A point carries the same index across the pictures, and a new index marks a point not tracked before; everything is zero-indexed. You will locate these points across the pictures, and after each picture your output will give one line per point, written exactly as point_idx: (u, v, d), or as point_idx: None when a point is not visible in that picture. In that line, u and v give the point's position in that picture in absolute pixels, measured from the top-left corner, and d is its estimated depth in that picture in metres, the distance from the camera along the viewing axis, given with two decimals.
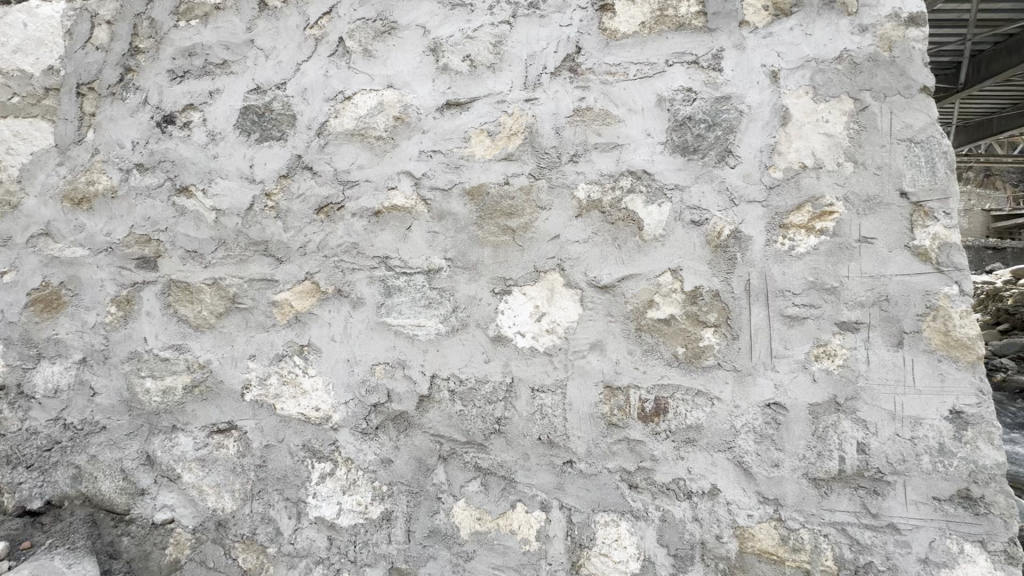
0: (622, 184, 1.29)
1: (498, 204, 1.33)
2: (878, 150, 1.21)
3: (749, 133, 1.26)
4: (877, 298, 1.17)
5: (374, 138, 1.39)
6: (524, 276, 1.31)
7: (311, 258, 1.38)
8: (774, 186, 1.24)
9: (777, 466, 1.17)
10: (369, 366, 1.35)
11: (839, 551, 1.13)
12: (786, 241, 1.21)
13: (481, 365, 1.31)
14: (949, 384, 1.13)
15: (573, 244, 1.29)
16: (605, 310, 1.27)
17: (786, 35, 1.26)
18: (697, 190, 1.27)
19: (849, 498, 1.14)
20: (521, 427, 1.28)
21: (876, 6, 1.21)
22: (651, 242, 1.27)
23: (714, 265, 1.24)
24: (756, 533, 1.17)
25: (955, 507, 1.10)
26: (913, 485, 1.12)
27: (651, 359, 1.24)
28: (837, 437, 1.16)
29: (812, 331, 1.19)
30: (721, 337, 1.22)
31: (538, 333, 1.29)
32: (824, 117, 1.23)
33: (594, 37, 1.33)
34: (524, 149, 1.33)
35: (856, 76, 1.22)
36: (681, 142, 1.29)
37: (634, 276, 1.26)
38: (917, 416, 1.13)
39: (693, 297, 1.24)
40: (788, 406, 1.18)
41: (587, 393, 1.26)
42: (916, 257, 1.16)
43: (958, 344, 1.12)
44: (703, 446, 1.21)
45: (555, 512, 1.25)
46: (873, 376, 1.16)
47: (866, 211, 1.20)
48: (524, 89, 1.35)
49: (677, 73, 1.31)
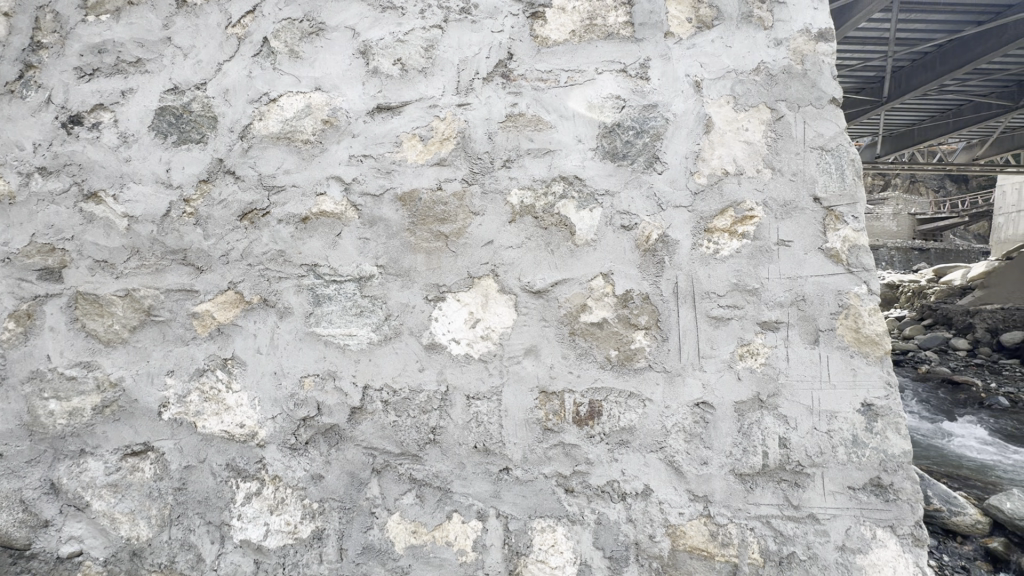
0: (554, 189, 1.30)
1: (431, 210, 1.31)
2: (793, 157, 1.27)
3: (675, 141, 1.30)
4: (794, 298, 1.23)
5: (302, 142, 1.35)
6: (458, 282, 1.29)
7: (234, 267, 1.32)
8: (698, 192, 1.28)
9: (706, 463, 1.20)
10: (298, 378, 1.29)
11: (764, 544, 1.17)
12: (710, 245, 1.25)
13: (415, 373, 1.28)
14: (860, 378, 1.19)
15: (507, 249, 1.29)
16: (539, 315, 1.27)
17: (707, 46, 1.31)
18: (626, 196, 1.29)
19: (772, 491, 1.18)
20: (456, 436, 1.26)
21: (788, 21, 1.29)
22: (583, 246, 1.28)
23: (644, 268, 1.26)
24: (687, 530, 1.19)
25: (869, 495, 1.16)
26: (830, 476, 1.17)
27: (585, 362, 1.25)
28: (760, 432, 1.20)
29: (736, 332, 1.23)
30: (651, 339, 1.25)
31: (473, 339, 1.28)
32: (743, 126, 1.29)
33: (526, 43, 1.34)
34: (457, 154, 1.32)
35: (771, 87, 1.29)
36: (611, 148, 1.31)
37: (568, 280, 1.27)
38: (833, 409, 1.19)
39: (624, 300, 1.26)
40: (715, 404, 1.22)
41: (522, 399, 1.25)
42: (829, 259, 1.23)
43: (867, 340, 1.19)
44: (636, 446, 1.23)
45: (492, 520, 1.23)
46: (793, 373, 1.21)
47: (783, 215, 1.25)
48: (457, 93, 1.34)
49: (607, 80, 1.33)
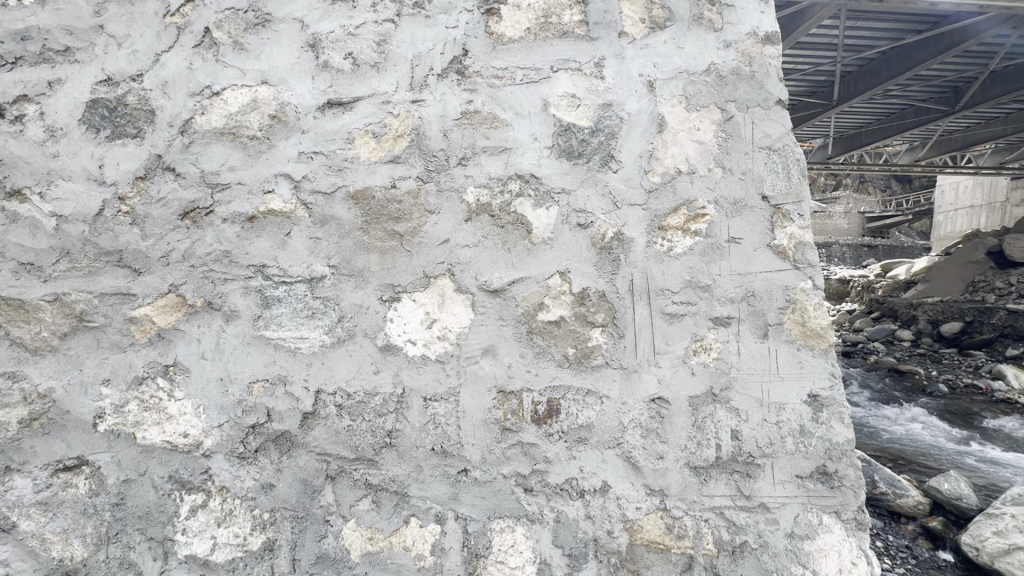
0: (510, 187, 1.29)
1: (385, 208, 1.28)
2: (742, 157, 1.30)
3: (629, 140, 1.31)
4: (745, 294, 1.26)
5: (247, 138, 1.29)
6: (413, 282, 1.27)
7: (175, 268, 1.25)
8: (653, 190, 1.30)
9: (662, 457, 1.22)
10: (246, 384, 1.24)
11: (718, 534, 1.19)
12: (664, 242, 1.27)
13: (370, 376, 1.25)
14: (807, 370, 1.23)
15: (463, 248, 1.27)
16: (496, 314, 1.26)
17: (660, 46, 1.33)
18: (582, 194, 1.30)
19: (725, 482, 1.21)
20: (413, 439, 1.23)
21: (737, 24, 1.32)
22: (539, 245, 1.28)
23: (600, 266, 1.27)
24: (644, 524, 1.21)
25: (815, 483, 1.21)
26: (780, 466, 1.21)
27: (543, 361, 1.25)
28: (713, 425, 1.23)
29: (690, 327, 1.25)
30: (608, 336, 1.26)
31: (429, 340, 1.26)
32: (695, 126, 1.31)
33: (481, 40, 1.32)
34: (412, 152, 1.30)
35: (721, 88, 1.32)
36: (566, 146, 1.31)
37: (525, 279, 1.27)
38: (781, 401, 1.23)
39: (581, 298, 1.26)
40: (670, 399, 1.24)
41: (480, 399, 1.24)
42: (777, 255, 1.27)
43: (812, 333, 1.24)
44: (593, 444, 1.23)
45: (450, 523, 1.21)
46: (744, 367, 1.24)
47: (734, 213, 1.28)
48: (410, 89, 1.32)
49: (562, 78, 1.33)
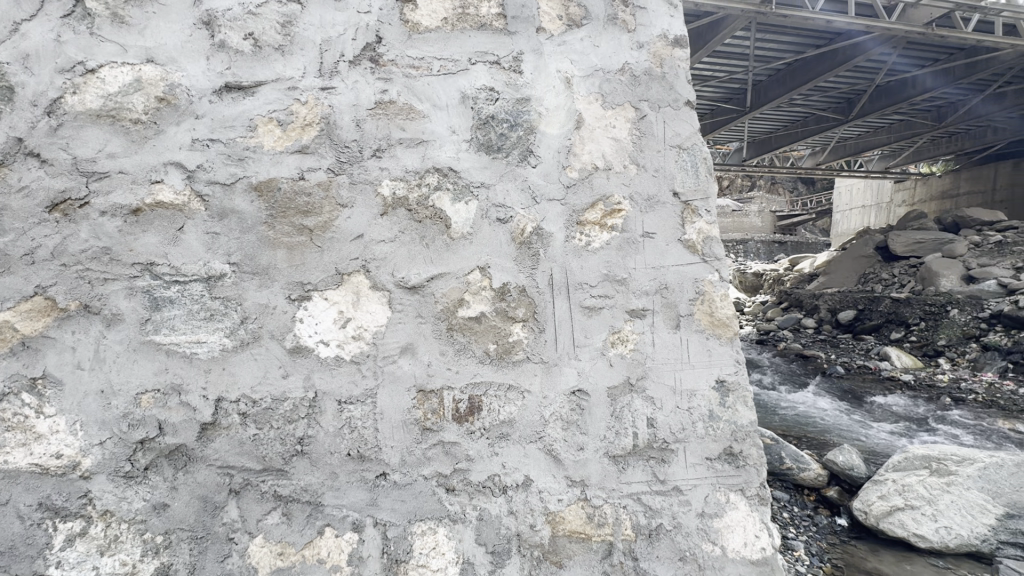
0: (428, 181, 1.26)
1: (293, 201, 1.20)
2: (655, 155, 1.35)
3: (547, 136, 1.32)
4: (659, 287, 1.31)
5: (130, 122, 1.16)
6: (325, 280, 1.20)
7: (42, 268, 1.10)
8: (571, 185, 1.31)
9: (582, 448, 1.24)
10: (133, 396, 1.12)
11: (635, 519, 1.23)
12: (582, 237, 1.29)
13: (278, 380, 1.17)
14: (715, 357, 1.31)
15: (378, 243, 1.22)
16: (415, 311, 1.22)
17: (577, 44, 1.35)
18: (501, 189, 1.29)
19: (642, 469, 1.26)
20: (327, 445, 1.17)
21: (649, 26, 1.37)
22: (458, 240, 1.26)
23: (521, 260, 1.27)
24: (566, 515, 1.22)
25: (723, 464, 1.28)
26: (692, 450, 1.27)
27: (464, 358, 1.23)
28: (631, 415, 1.27)
29: (607, 320, 1.28)
30: (529, 331, 1.26)
31: (343, 340, 1.20)
32: (611, 123, 1.34)
33: (395, 27, 1.27)
34: (322, 141, 1.23)
35: (635, 88, 1.36)
36: (485, 140, 1.30)
37: (444, 275, 1.24)
38: (692, 388, 1.29)
39: (501, 293, 1.26)
40: (590, 391, 1.26)
41: (399, 399, 1.20)
42: (687, 249, 1.33)
43: (719, 322, 1.32)
44: (515, 439, 1.23)
45: (368, 530, 1.16)
46: (658, 357, 1.29)
47: (647, 209, 1.33)
48: (319, 76, 1.24)
49: (480, 71, 1.31)
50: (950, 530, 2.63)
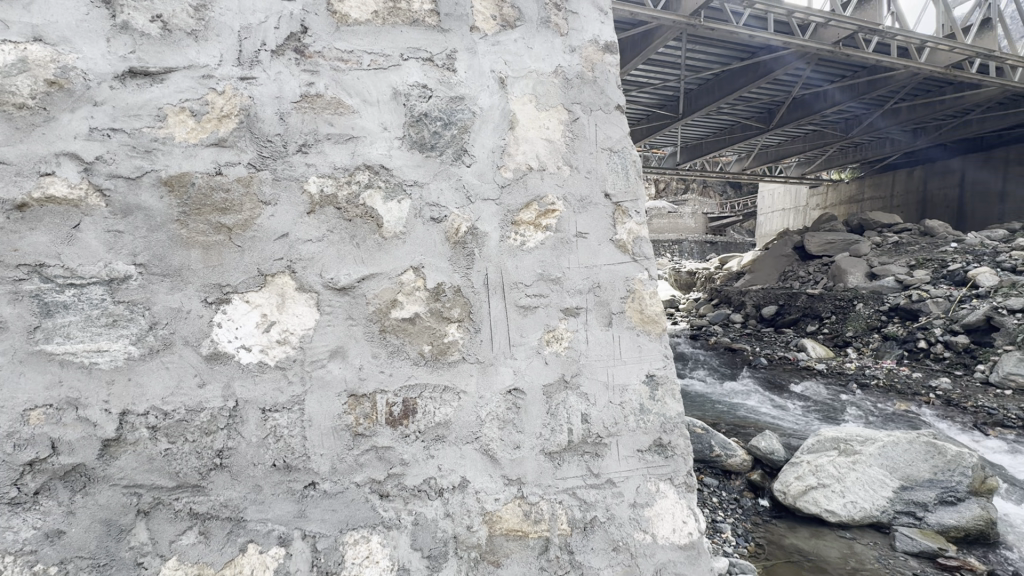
0: (358, 178, 1.22)
1: (208, 197, 1.12)
2: (587, 157, 1.38)
3: (481, 135, 1.32)
4: (592, 286, 1.34)
5: (14, 107, 1.04)
6: (246, 281, 1.14)
7: None
8: (505, 186, 1.32)
9: (518, 447, 1.25)
10: (19, 413, 1.01)
11: (571, 513, 1.26)
12: (517, 237, 1.30)
13: (193, 390, 1.09)
14: (646, 352, 1.36)
15: (304, 243, 1.17)
16: (345, 313, 1.18)
17: (511, 45, 1.35)
18: (435, 188, 1.27)
19: (577, 464, 1.28)
20: (250, 456, 1.11)
21: (581, 30, 1.40)
22: (391, 239, 1.23)
23: (455, 260, 1.26)
24: (503, 514, 1.22)
25: (653, 455, 1.33)
26: (624, 443, 1.31)
27: (397, 360, 1.21)
28: (565, 411, 1.29)
29: (543, 319, 1.29)
30: (464, 331, 1.25)
31: (267, 345, 1.14)
32: (545, 125, 1.36)
33: (322, 18, 1.22)
34: (241, 134, 1.16)
35: (568, 91, 1.38)
36: (418, 138, 1.28)
37: (376, 275, 1.20)
38: (624, 382, 1.33)
39: (436, 293, 1.24)
40: (526, 389, 1.27)
41: (328, 405, 1.16)
42: (618, 249, 1.37)
43: (649, 319, 1.37)
44: (451, 440, 1.22)
45: (296, 544, 1.11)
46: (591, 354, 1.32)
47: (580, 209, 1.36)
48: (238, 65, 1.17)
49: (412, 67, 1.28)
50: (856, 504, 2.91)
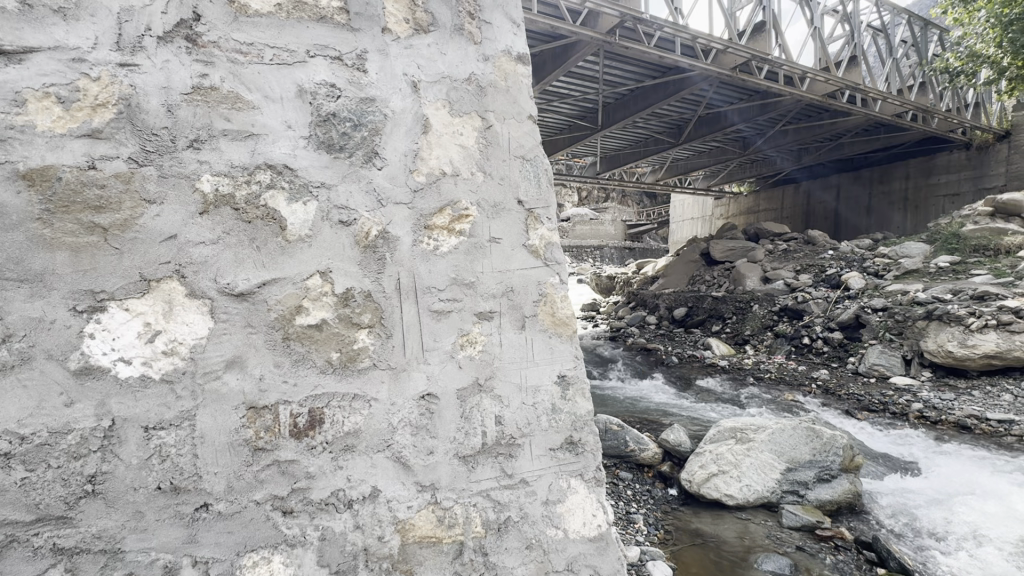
0: (259, 179, 1.16)
1: (79, 195, 1.02)
2: (500, 163, 1.41)
3: (394, 138, 1.30)
4: (505, 290, 1.36)
5: None
6: (125, 287, 1.03)
7: None
8: (418, 190, 1.31)
9: (431, 452, 1.25)
10: None
11: (485, 515, 1.27)
12: (430, 241, 1.29)
13: (58, 410, 0.98)
14: (557, 354, 1.41)
15: (196, 246, 1.09)
16: (244, 320, 1.11)
17: (423, 49, 1.35)
18: (344, 190, 1.24)
19: (491, 466, 1.30)
20: (130, 480, 1.01)
21: (494, 40, 1.43)
22: (295, 242, 1.18)
23: (365, 265, 1.23)
24: (416, 522, 1.21)
25: (564, 453, 1.38)
26: (536, 442, 1.35)
27: (302, 369, 1.15)
28: (479, 414, 1.30)
29: (456, 323, 1.30)
30: (375, 337, 1.22)
31: (151, 356, 1.04)
32: (458, 130, 1.37)
33: (218, 6, 1.14)
34: (120, 126, 1.05)
35: (481, 98, 1.40)
36: (325, 138, 1.24)
37: (278, 281, 1.15)
38: (537, 384, 1.37)
39: (345, 298, 1.20)
40: (439, 394, 1.27)
41: (223, 419, 1.08)
42: (531, 254, 1.41)
43: (561, 321, 1.43)
44: (361, 449, 1.19)
45: (185, 572, 1.02)
46: (505, 356, 1.35)
47: (493, 215, 1.38)
48: (118, 50, 1.06)
49: (319, 65, 1.24)
50: (751, 487, 3.21)
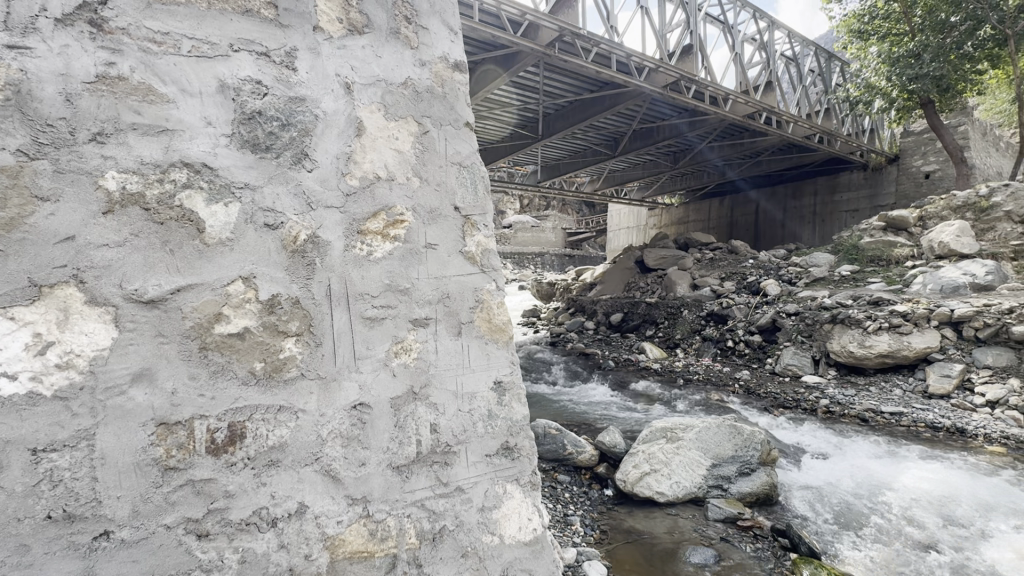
0: (174, 177, 1.09)
1: None
2: (437, 169, 1.40)
3: (325, 140, 1.26)
4: (441, 296, 1.35)
5: None
6: (10, 294, 0.92)
7: None
8: (350, 194, 1.28)
9: (363, 464, 1.21)
10: None
11: (419, 526, 1.25)
12: (363, 247, 1.26)
13: None
14: (493, 361, 1.42)
15: (98, 249, 0.99)
16: (154, 329, 1.03)
17: (358, 51, 1.32)
18: (270, 192, 1.18)
19: (426, 475, 1.28)
20: (15, 510, 0.90)
21: (431, 46, 1.43)
22: (215, 246, 1.11)
23: (292, 270, 1.18)
24: (346, 537, 1.17)
25: (500, 458, 1.39)
26: (472, 449, 1.35)
27: (221, 381, 1.08)
28: (414, 423, 1.28)
29: (390, 330, 1.27)
30: (303, 345, 1.17)
31: (41, 371, 0.94)
32: (394, 135, 1.35)
33: None
34: (7, 114, 0.95)
35: (418, 103, 1.39)
36: (250, 137, 1.18)
37: (194, 286, 1.07)
38: (472, 390, 1.37)
39: (270, 305, 1.15)
40: (372, 404, 1.23)
41: (128, 438, 0.99)
42: (467, 260, 1.41)
43: (497, 328, 1.44)
44: (286, 464, 1.13)
45: None
46: (441, 363, 1.34)
47: (429, 221, 1.37)
48: (6, 31, 0.96)
49: (244, 60, 1.18)
50: (680, 483, 3.38)
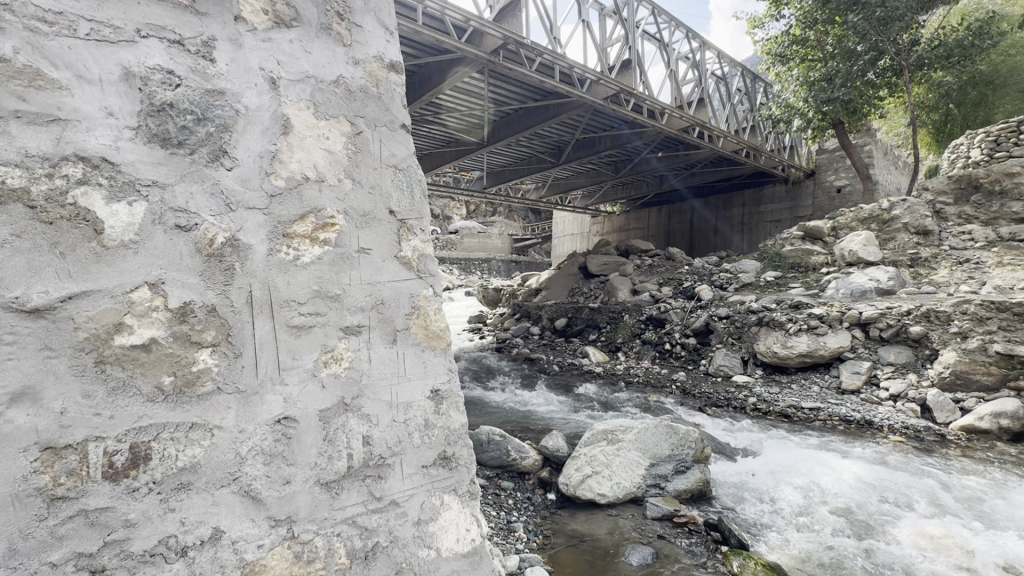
0: (67, 172, 0.97)
1: None
2: (370, 171, 1.36)
3: (247, 137, 1.19)
4: (374, 302, 1.31)
5: None
6: None
7: None
8: (275, 195, 1.20)
9: (288, 482, 1.13)
10: None
11: (350, 544, 1.18)
12: (289, 250, 1.19)
13: None
14: (430, 368, 1.39)
15: None
16: (39, 342, 0.91)
17: (284, 45, 1.26)
18: (182, 191, 1.09)
19: (357, 490, 1.22)
20: None
21: (365, 45, 1.39)
22: (117, 249, 1.01)
23: (208, 276, 1.09)
24: (268, 562, 1.08)
25: (437, 469, 1.35)
26: (407, 461, 1.30)
27: (121, 399, 0.97)
28: (344, 436, 1.22)
29: (319, 339, 1.20)
30: (219, 357, 1.09)
31: None
32: (324, 134, 1.29)
33: None
34: None
35: (351, 102, 1.34)
36: (159, 131, 1.09)
37: (90, 293, 0.96)
38: (408, 400, 1.33)
39: (182, 314, 1.05)
40: (298, 417, 1.16)
41: (4, 467, 0.87)
42: (403, 266, 1.38)
43: (433, 334, 1.41)
44: (199, 486, 1.04)
45: None
46: (374, 372, 1.28)
47: (362, 225, 1.32)
48: None
49: (153, 47, 1.09)
50: (620, 484, 3.46)
